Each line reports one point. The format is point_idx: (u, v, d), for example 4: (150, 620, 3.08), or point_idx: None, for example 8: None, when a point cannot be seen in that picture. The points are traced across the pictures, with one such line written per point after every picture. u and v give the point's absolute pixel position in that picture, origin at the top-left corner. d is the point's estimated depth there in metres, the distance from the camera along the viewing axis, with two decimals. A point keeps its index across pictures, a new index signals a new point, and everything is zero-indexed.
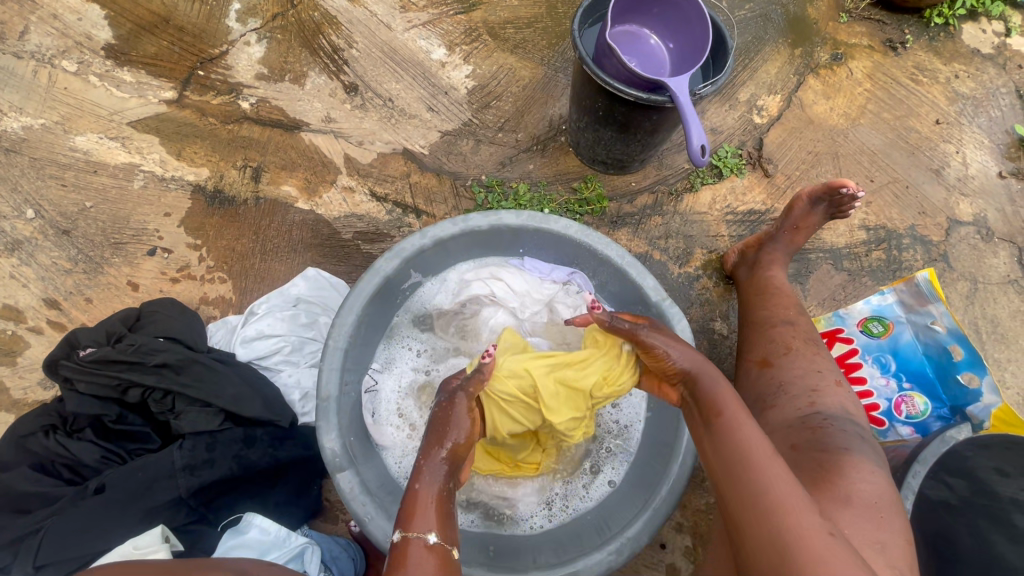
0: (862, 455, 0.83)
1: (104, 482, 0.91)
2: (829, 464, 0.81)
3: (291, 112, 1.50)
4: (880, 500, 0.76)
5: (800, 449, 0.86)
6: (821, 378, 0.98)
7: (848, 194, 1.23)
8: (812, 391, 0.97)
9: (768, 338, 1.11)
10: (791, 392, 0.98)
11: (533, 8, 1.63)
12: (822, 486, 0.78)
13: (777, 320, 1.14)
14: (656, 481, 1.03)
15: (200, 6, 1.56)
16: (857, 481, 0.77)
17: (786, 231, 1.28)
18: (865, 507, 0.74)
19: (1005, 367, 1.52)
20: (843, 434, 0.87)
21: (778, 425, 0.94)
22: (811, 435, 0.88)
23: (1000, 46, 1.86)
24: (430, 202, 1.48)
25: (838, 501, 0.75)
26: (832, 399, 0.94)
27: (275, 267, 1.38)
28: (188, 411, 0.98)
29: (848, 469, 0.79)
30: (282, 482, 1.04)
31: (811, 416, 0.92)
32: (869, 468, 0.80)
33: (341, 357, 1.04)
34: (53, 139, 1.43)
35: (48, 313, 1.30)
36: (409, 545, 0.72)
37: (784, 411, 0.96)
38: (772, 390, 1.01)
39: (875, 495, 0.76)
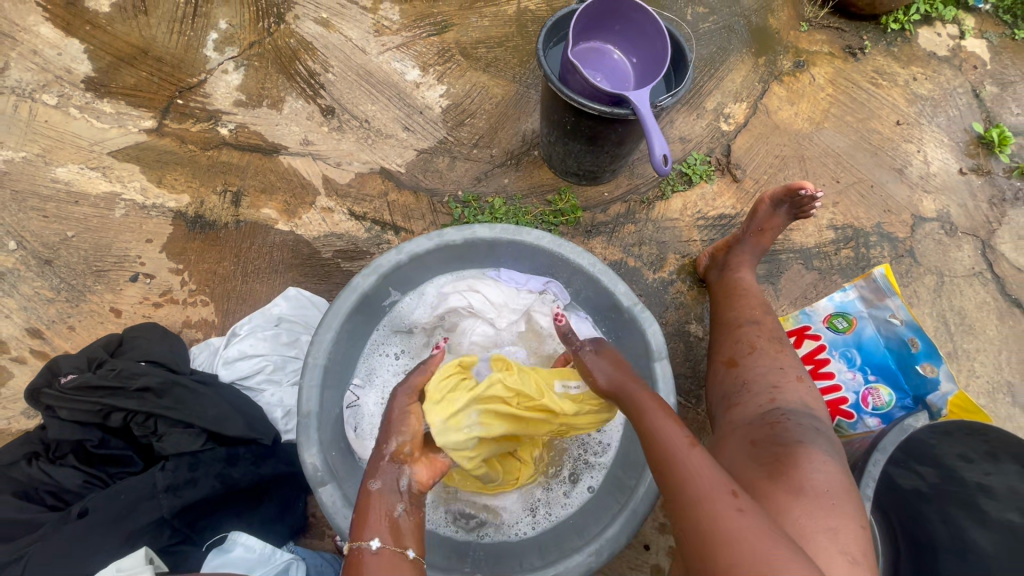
0: (817, 446, 0.86)
1: (87, 506, 0.92)
2: (785, 459, 0.84)
3: (270, 136, 1.54)
4: (833, 488, 0.79)
5: (759, 444, 0.89)
6: (782, 375, 1.02)
7: (807, 195, 1.27)
8: (770, 388, 1.00)
9: (735, 339, 1.14)
10: (754, 389, 1.02)
11: (502, 28, 1.69)
12: (777, 478, 0.81)
13: (742, 320, 1.18)
14: (632, 484, 1.06)
15: (177, 37, 1.61)
16: (810, 472, 0.80)
17: (753, 234, 1.32)
18: (812, 495, 0.77)
19: (974, 357, 1.56)
20: (800, 427, 0.89)
21: (740, 423, 0.97)
22: (764, 431, 0.91)
23: (954, 48, 1.94)
24: (408, 219, 1.51)
25: (792, 493, 0.78)
26: (792, 394, 0.98)
27: (257, 288, 1.40)
28: (171, 432, 1.00)
29: (803, 462, 0.82)
30: (266, 499, 1.05)
31: (770, 412, 0.95)
32: (822, 458, 0.83)
33: (320, 374, 1.06)
34: (34, 171, 1.45)
35: (31, 342, 1.31)
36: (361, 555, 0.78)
37: (745, 410, 0.99)
38: (737, 389, 1.05)
39: (830, 482, 0.80)
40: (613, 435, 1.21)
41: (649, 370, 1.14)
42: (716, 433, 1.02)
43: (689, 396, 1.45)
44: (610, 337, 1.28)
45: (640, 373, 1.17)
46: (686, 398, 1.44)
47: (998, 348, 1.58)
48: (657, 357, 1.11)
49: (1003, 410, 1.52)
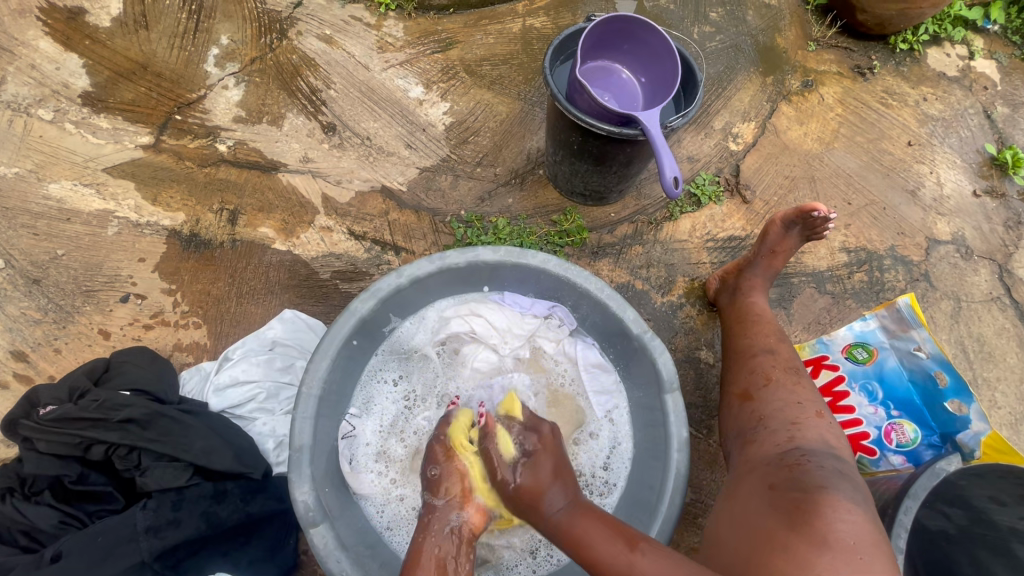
0: (842, 492, 0.78)
1: (60, 550, 0.84)
2: (801, 503, 0.77)
3: (269, 153, 1.50)
4: (859, 536, 0.71)
5: (777, 489, 0.82)
6: (801, 410, 0.96)
7: (820, 217, 1.23)
8: (784, 427, 0.94)
9: (750, 368, 1.09)
10: (771, 426, 0.96)
11: (507, 46, 1.67)
12: (796, 529, 0.74)
13: (758, 348, 1.13)
14: (638, 531, 1.01)
15: (177, 52, 1.58)
16: (834, 521, 0.72)
17: (764, 257, 1.28)
18: (830, 546, 0.69)
19: (994, 386, 1.50)
20: (822, 470, 0.82)
21: (758, 462, 0.91)
22: (778, 478, 0.85)
23: (965, 68, 1.91)
24: (409, 239, 1.47)
25: (815, 545, 0.70)
26: (813, 432, 0.92)
27: (251, 310, 1.36)
28: (154, 467, 0.94)
29: (825, 508, 0.75)
30: (253, 539, 0.99)
31: (788, 452, 0.89)
32: (848, 506, 0.75)
33: (314, 404, 1.01)
34: (26, 187, 1.41)
35: (15, 365, 1.25)
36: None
37: (763, 452, 0.93)
38: (753, 426, 0.99)
39: (853, 524, 0.72)
40: (619, 474, 1.17)
41: (660, 403, 1.08)
42: (732, 476, 0.96)
43: (700, 426, 1.39)
44: (618, 364, 1.22)
45: (651, 406, 1.12)
46: (696, 428, 1.38)
47: (1018, 377, 1.52)
48: (668, 389, 1.06)
49: None
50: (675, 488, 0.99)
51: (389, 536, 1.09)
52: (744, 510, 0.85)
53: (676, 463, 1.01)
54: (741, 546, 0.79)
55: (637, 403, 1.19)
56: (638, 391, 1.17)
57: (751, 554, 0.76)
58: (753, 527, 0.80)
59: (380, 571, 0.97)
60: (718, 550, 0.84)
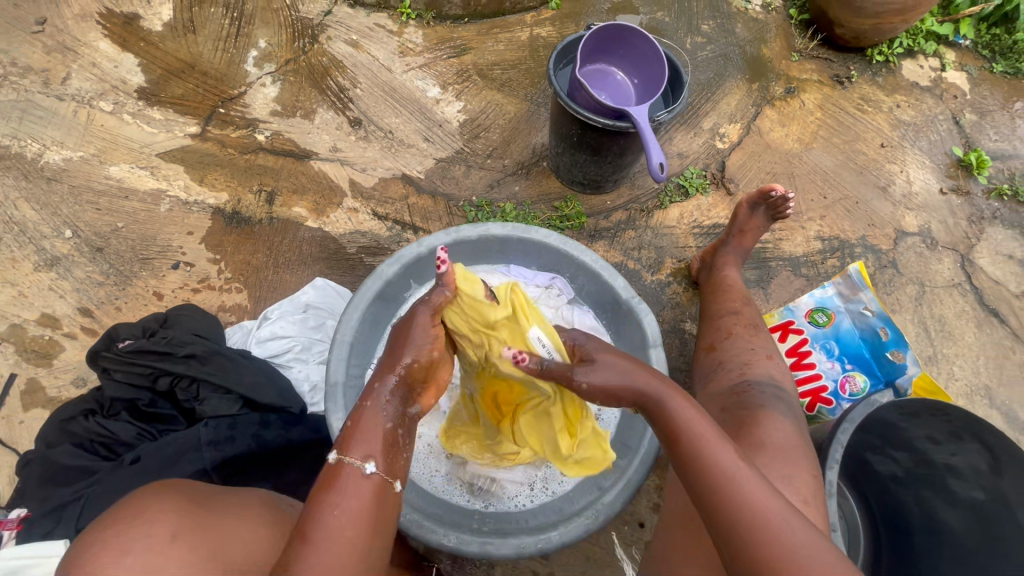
0: (776, 410, 1.01)
1: (139, 454, 1.03)
2: (751, 420, 0.99)
3: (302, 143, 1.69)
4: (790, 443, 0.96)
5: (728, 410, 1.04)
6: (754, 354, 1.13)
7: (779, 197, 1.41)
8: (735, 365, 1.13)
9: (715, 327, 1.26)
10: (728, 366, 1.14)
11: (517, 52, 1.86)
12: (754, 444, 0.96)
13: (724, 311, 1.29)
14: (622, 464, 1.16)
15: (222, 54, 1.78)
16: (769, 430, 0.97)
17: (736, 235, 1.45)
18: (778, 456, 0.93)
19: (953, 361, 1.66)
20: (763, 394, 1.04)
21: (715, 394, 1.11)
22: (729, 404, 1.05)
23: (936, 79, 2.09)
24: (426, 220, 1.64)
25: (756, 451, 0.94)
26: (761, 369, 1.10)
27: (286, 278, 1.53)
28: (211, 397, 1.12)
29: (764, 423, 0.98)
30: (293, 462, 1.15)
31: (737, 384, 1.09)
32: (780, 420, 0.99)
33: (347, 349, 1.18)
34: (89, 169, 1.60)
35: (82, 320, 1.43)
36: (342, 468, 0.80)
37: (717, 385, 1.13)
38: (714, 368, 1.17)
39: (788, 436, 0.97)
40: (610, 421, 1.30)
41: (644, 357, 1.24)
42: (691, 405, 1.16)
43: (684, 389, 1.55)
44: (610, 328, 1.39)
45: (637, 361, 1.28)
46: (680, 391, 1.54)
47: (975, 354, 1.67)
48: (652, 344, 1.22)
49: (981, 411, 1.61)
50: None
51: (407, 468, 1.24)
52: None
53: None
54: None
55: None
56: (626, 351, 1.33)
57: None
58: None
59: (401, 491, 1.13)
60: None
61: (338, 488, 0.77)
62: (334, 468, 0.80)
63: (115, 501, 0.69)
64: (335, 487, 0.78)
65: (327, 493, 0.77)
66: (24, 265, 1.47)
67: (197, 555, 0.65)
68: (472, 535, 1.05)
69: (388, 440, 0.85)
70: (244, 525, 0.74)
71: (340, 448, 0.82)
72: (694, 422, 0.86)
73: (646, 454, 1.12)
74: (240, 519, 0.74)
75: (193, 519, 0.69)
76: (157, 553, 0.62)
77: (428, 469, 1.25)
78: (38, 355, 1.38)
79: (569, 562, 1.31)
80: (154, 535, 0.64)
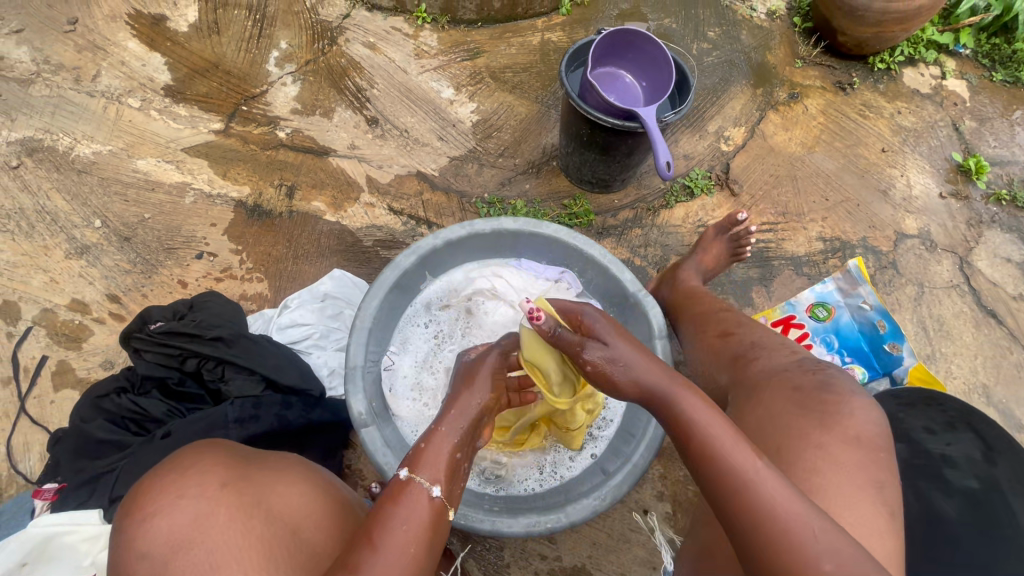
0: (827, 379, 0.98)
1: (169, 430, 1.08)
2: (797, 387, 0.97)
3: (321, 140, 1.75)
4: (829, 396, 0.94)
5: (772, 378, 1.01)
6: (738, 318, 1.20)
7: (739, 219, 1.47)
8: (743, 333, 1.14)
9: (698, 300, 1.33)
10: (721, 326, 1.20)
11: (528, 56, 1.92)
12: (795, 404, 0.94)
13: (703, 291, 1.37)
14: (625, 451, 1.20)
15: (245, 54, 1.84)
16: (823, 398, 0.94)
17: (699, 253, 1.50)
18: (822, 415, 0.91)
19: (951, 360, 1.70)
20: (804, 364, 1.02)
21: (740, 359, 1.09)
22: (750, 372, 1.05)
23: (936, 86, 2.14)
24: (440, 215, 1.70)
25: (817, 425, 0.90)
26: (754, 329, 1.15)
27: (304, 269, 1.59)
28: (235, 378, 1.17)
29: (817, 393, 0.95)
30: (313, 442, 1.20)
31: (750, 350, 1.10)
32: (830, 385, 0.97)
33: (365, 334, 1.23)
34: (118, 162, 1.67)
35: (109, 306, 1.49)
36: (410, 484, 0.81)
37: (728, 350, 1.13)
38: (711, 330, 1.21)
39: (826, 386, 0.95)
40: (616, 411, 1.35)
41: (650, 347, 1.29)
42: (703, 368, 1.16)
43: None
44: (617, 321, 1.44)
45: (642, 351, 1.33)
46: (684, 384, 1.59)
47: (973, 353, 1.72)
48: (657, 335, 1.27)
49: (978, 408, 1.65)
50: None
51: None
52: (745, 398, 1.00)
53: None
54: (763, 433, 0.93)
55: None
56: None
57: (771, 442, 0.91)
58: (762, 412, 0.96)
59: None
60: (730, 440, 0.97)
61: (401, 504, 0.79)
62: (402, 484, 0.81)
63: (173, 454, 0.75)
64: (397, 501, 0.79)
65: (393, 506, 0.78)
66: (55, 253, 1.53)
67: (246, 502, 0.71)
68: (484, 513, 1.09)
69: (451, 464, 0.87)
70: (288, 480, 0.79)
71: (407, 464, 0.85)
72: (708, 424, 0.82)
73: (652, 439, 1.17)
74: (285, 474, 0.79)
75: (241, 471, 0.75)
76: (209, 500, 0.69)
77: None
78: (68, 338, 1.44)
79: (575, 546, 1.35)
80: (207, 484, 0.70)
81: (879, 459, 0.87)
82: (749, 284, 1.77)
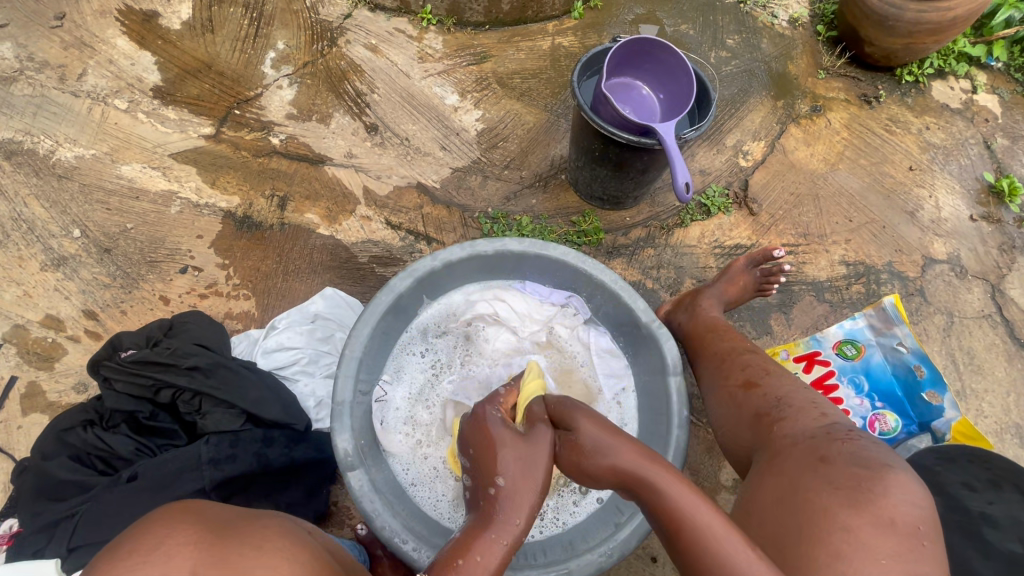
0: (861, 446, 0.87)
1: (136, 471, 1.00)
2: (821, 454, 0.87)
3: (317, 148, 1.65)
4: (860, 470, 0.82)
5: (796, 445, 0.91)
6: (769, 362, 1.15)
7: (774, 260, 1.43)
8: (770, 386, 1.07)
9: (722, 339, 1.27)
10: (749, 372, 1.14)
11: (538, 61, 1.82)
12: (822, 479, 0.83)
13: (728, 329, 1.31)
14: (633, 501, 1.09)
15: (239, 54, 1.75)
16: (848, 466, 0.83)
17: (723, 282, 1.44)
18: (850, 492, 0.79)
19: (982, 397, 1.59)
20: (837, 429, 0.93)
21: (759, 415, 1.03)
22: (776, 436, 0.96)
23: (967, 101, 2.03)
24: (440, 231, 1.60)
25: (845, 500, 0.78)
26: (781, 380, 1.09)
27: (295, 286, 1.50)
28: (212, 412, 1.08)
29: (840, 460, 0.85)
30: (294, 482, 1.11)
31: (777, 408, 1.02)
32: (860, 448, 0.87)
33: (355, 366, 1.13)
34: (101, 167, 1.58)
35: (87, 323, 1.41)
36: None
37: (752, 405, 1.06)
38: (739, 371, 1.15)
39: (858, 458, 0.84)
40: None
41: (664, 384, 1.19)
42: (725, 423, 1.10)
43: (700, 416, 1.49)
44: (627, 350, 1.34)
45: (657, 389, 1.22)
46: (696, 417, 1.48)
47: (1005, 390, 1.61)
48: (672, 372, 1.17)
49: (1010, 450, 1.54)
50: (675, 460, 1.09)
51: (413, 490, 1.20)
52: (768, 468, 0.91)
53: (676, 438, 1.11)
54: (781, 506, 0.84)
55: (643, 385, 1.29)
56: (645, 377, 1.28)
57: (792, 518, 0.81)
58: (782, 482, 0.87)
59: (406, 517, 1.09)
60: (753, 513, 0.88)
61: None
62: None
63: (133, 527, 0.61)
64: None
65: None
66: (31, 264, 1.47)
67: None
68: None
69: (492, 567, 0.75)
70: (272, 558, 0.62)
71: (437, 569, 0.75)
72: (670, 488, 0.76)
73: None
74: (268, 550, 0.62)
75: (218, 551, 0.59)
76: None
77: (434, 493, 1.20)
78: (40, 358, 1.37)
79: None
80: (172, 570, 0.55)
81: (921, 548, 0.73)
82: (767, 310, 1.67)
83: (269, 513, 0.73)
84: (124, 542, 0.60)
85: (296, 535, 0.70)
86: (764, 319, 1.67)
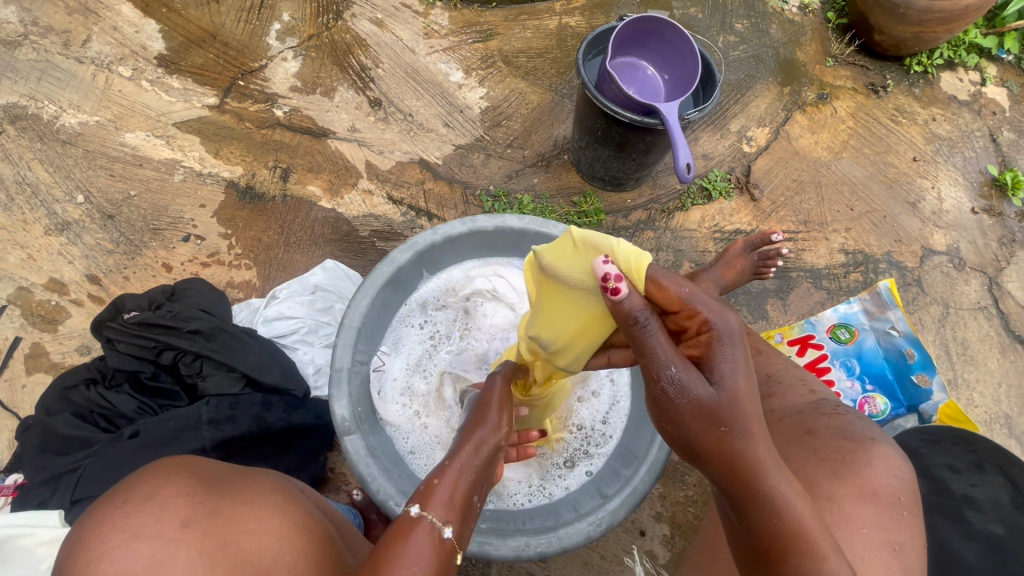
0: (850, 422, 0.90)
1: (138, 429, 1.03)
2: (809, 430, 0.90)
3: (320, 121, 1.65)
4: (846, 443, 0.86)
5: (786, 421, 0.94)
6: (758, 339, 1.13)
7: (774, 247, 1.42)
8: (760, 362, 1.07)
9: None
10: None
11: (544, 41, 1.81)
12: (808, 451, 0.87)
13: None
14: (624, 475, 1.13)
15: (244, 25, 1.74)
16: (833, 440, 0.87)
17: (720, 266, 1.43)
18: (835, 464, 0.83)
19: (973, 387, 1.61)
20: (828, 406, 0.95)
21: None
22: (765, 412, 0.99)
23: (975, 93, 2.01)
24: (442, 207, 1.61)
25: (831, 472, 0.82)
26: (772, 357, 1.08)
27: (297, 258, 1.51)
28: (214, 374, 1.11)
29: (827, 433, 0.88)
30: (293, 447, 1.13)
31: (766, 385, 1.03)
32: (847, 422, 0.90)
33: (354, 335, 1.15)
34: (105, 134, 1.58)
35: (90, 287, 1.43)
36: (420, 523, 0.66)
37: None
38: None
39: (845, 433, 0.87)
40: (616, 426, 1.27)
41: None
42: None
43: None
44: None
45: None
46: None
47: (996, 380, 1.63)
48: None
49: (998, 439, 1.57)
50: (665, 434, 1.11)
51: (410, 458, 1.24)
52: None
53: None
54: None
55: None
56: None
57: None
58: None
59: (401, 481, 1.11)
60: None
61: (412, 538, 0.64)
62: (410, 523, 0.66)
63: (131, 475, 0.63)
64: (405, 537, 0.64)
65: (401, 544, 0.63)
66: (35, 228, 1.48)
67: (211, 544, 0.58)
68: (470, 533, 1.02)
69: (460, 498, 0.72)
70: (261, 512, 0.66)
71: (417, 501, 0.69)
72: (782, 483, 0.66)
73: (657, 461, 1.09)
74: (257, 505, 0.66)
75: (211, 504, 0.61)
76: (167, 542, 0.56)
77: (430, 461, 1.24)
78: (44, 320, 1.39)
79: (567, 565, 1.30)
80: (167, 519, 0.57)
81: (900, 518, 0.77)
82: (764, 296, 1.68)
83: (255, 468, 0.76)
84: (114, 492, 0.61)
85: (282, 488, 0.75)
86: (760, 305, 1.68)
